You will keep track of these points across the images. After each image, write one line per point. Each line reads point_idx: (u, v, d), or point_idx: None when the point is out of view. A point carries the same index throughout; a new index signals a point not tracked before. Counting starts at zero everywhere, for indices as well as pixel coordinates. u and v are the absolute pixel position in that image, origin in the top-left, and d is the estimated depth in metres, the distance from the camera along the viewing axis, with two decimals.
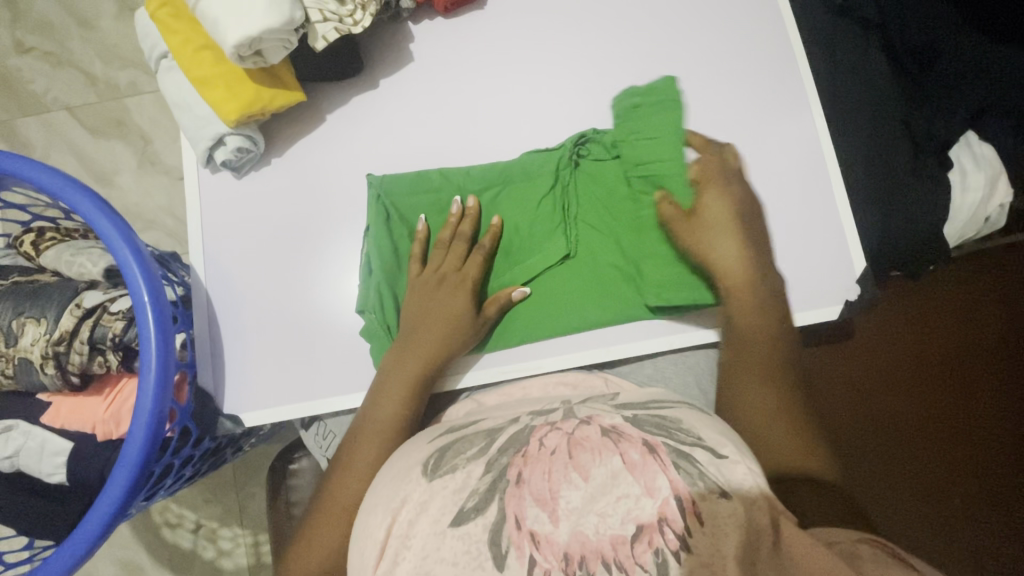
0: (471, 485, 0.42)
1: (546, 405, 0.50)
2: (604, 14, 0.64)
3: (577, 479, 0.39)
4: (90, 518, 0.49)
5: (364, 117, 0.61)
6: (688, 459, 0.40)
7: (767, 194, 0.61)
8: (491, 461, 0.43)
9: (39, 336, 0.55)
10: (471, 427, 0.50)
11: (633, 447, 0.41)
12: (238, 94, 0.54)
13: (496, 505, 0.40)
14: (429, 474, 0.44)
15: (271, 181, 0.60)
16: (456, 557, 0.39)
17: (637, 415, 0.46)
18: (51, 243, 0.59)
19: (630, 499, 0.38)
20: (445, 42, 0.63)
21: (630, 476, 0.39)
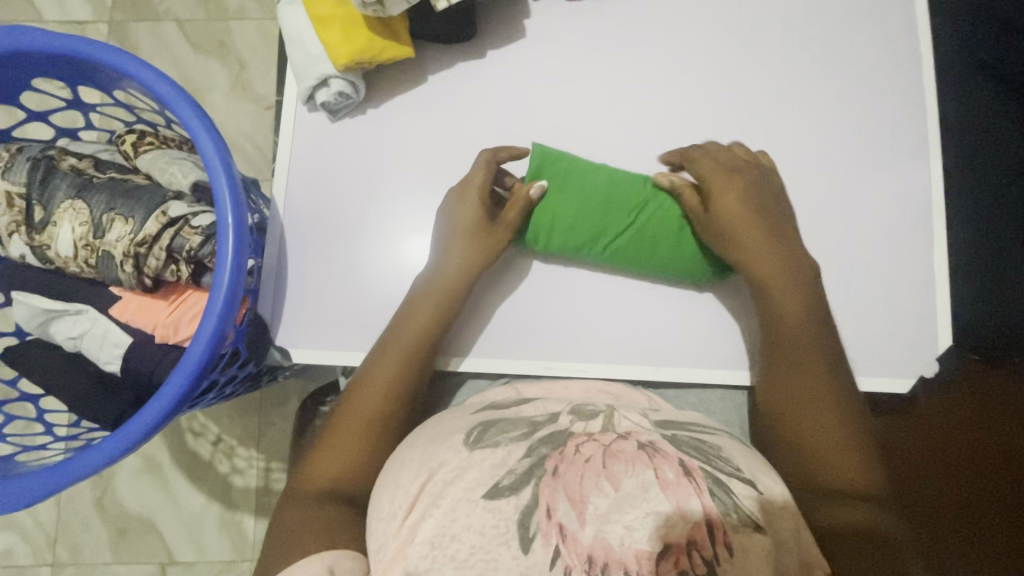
0: (508, 463, 0.45)
1: (588, 406, 0.52)
2: (730, 27, 0.62)
3: (607, 487, 0.42)
4: (141, 416, 0.51)
5: (464, 85, 0.61)
6: (724, 489, 0.43)
7: (861, 244, 0.58)
8: (531, 448, 0.46)
9: (124, 234, 0.57)
10: (511, 410, 0.52)
11: (668, 465, 0.44)
12: (352, 39, 0.54)
13: (531, 488, 0.43)
14: (469, 444, 0.48)
15: (365, 129, 0.60)
16: (484, 527, 0.41)
17: (676, 435, 0.48)
18: (149, 148, 0.62)
19: (660, 516, 0.41)
20: (560, 25, 0.62)
21: (662, 493, 0.42)
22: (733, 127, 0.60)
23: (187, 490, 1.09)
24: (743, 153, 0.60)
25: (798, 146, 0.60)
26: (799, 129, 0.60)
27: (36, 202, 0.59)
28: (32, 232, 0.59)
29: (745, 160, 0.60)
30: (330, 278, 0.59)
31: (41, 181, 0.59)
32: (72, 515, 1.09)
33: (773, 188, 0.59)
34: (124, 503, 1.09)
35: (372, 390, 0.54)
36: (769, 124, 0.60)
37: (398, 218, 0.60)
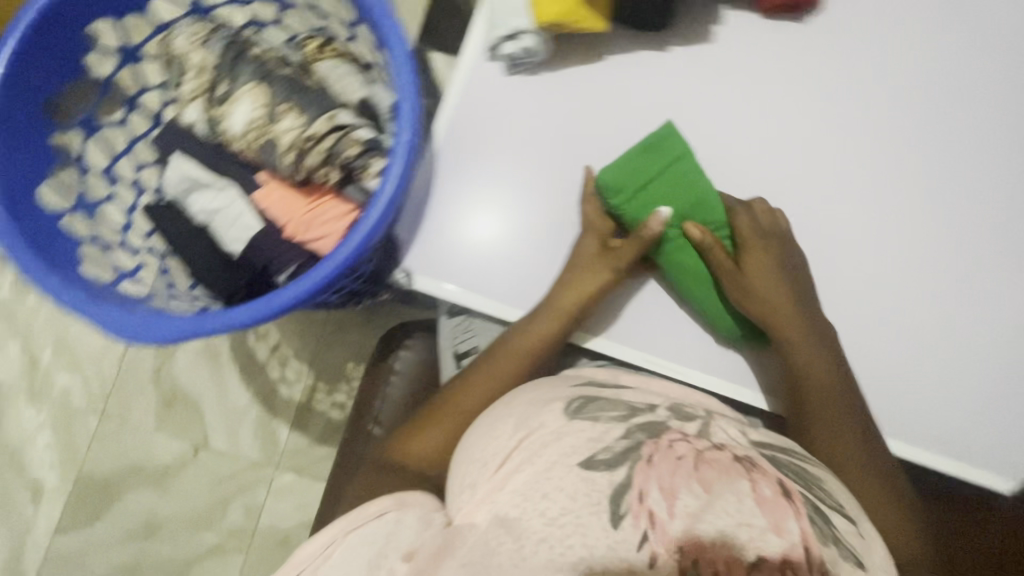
0: (605, 440, 0.46)
1: (685, 404, 0.53)
2: (915, 87, 0.62)
3: (699, 489, 0.42)
4: (276, 298, 0.53)
5: (641, 73, 0.61)
6: (823, 517, 0.44)
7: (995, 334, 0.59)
8: (628, 431, 0.46)
9: (294, 126, 0.61)
10: (610, 390, 0.53)
11: (766, 482, 0.44)
12: (557, 2, 0.55)
13: (626, 469, 0.43)
14: (571, 413, 0.49)
15: (537, 88, 0.62)
16: (576, 493, 0.43)
17: (774, 457, 0.48)
18: (330, 55, 0.65)
19: (754, 528, 0.41)
20: (748, 39, 0.62)
21: (758, 508, 0.42)
22: (887, 189, 0.61)
23: (237, 386, 1.14)
24: (889, 217, 0.60)
25: (944, 225, 0.60)
26: (950, 209, 0.60)
27: (224, 77, 0.63)
28: (212, 103, 0.63)
29: (888, 224, 0.60)
30: (462, 224, 0.61)
31: (232, 59, 0.63)
32: (130, 377, 1.15)
33: (907, 258, 0.60)
34: (178, 380, 1.15)
35: (516, 348, 0.59)
36: (923, 196, 0.61)
37: (537, 183, 0.61)
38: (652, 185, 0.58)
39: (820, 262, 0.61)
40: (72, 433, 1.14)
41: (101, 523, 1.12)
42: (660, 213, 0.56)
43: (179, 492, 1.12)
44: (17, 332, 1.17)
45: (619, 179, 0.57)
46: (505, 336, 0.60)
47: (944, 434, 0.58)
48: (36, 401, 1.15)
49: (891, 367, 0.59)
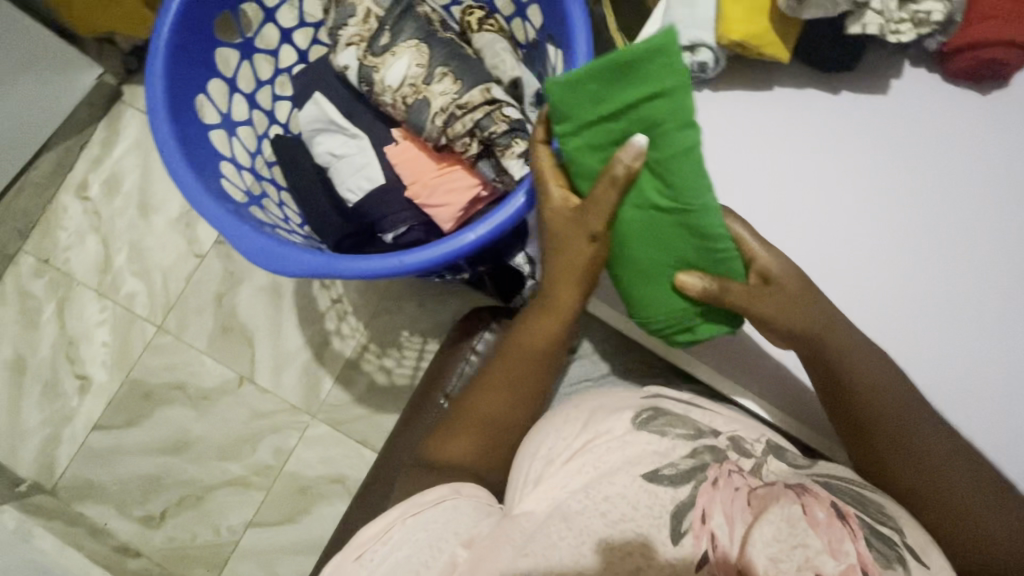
0: (669, 457, 0.49)
1: (754, 437, 0.52)
2: None
3: (748, 518, 0.44)
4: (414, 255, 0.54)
5: (805, 109, 0.59)
6: (882, 541, 0.43)
7: None
8: (693, 451, 0.49)
9: (448, 91, 0.61)
10: (681, 404, 0.54)
11: (820, 506, 0.44)
12: (748, 23, 0.54)
13: (689, 489, 0.47)
14: (638, 424, 0.51)
15: (698, 104, 0.60)
16: (639, 504, 0.46)
17: (833, 483, 0.48)
18: (489, 29, 0.65)
19: (808, 549, 0.41)
20: (925, 98, 0.59)
21: (811, 529, 0.42)
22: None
23: (292, 328, 1.16)
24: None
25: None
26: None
27: (387, 27, 0.63)
28: (369, 51, 0.64)
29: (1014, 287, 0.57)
30: None
31: (401, 13, 0.63)
32: (192, 296, 1.18)
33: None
34: (237, 309, 1.17)
35: (529, 347, 0.57)
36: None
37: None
38: (615, 119, 0.46)
39: (902, 288, 0.57)
40: (127, 335, 1.17)
41: (134, 428, 1.14)
42: (635, 141, 0.45)
43: (214, 417, 1.14)
44: (99, 228, 1.20)
45: (568, 106, 0.47)
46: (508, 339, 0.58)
47: None
48: (101, 297, 1.18)
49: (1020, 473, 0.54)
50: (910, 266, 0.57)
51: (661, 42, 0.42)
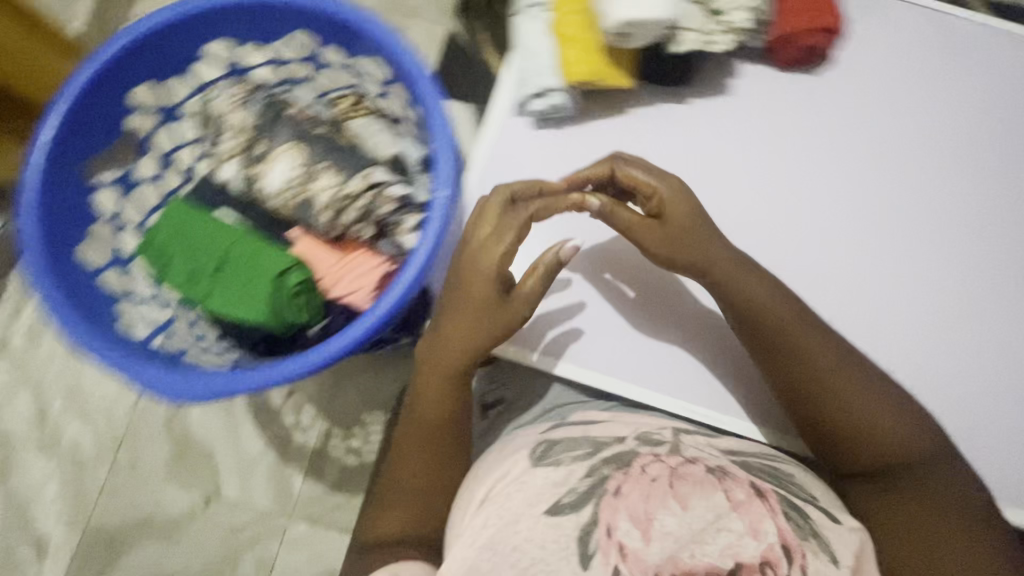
0: (569, 482, 0.50)
1: (655, 435, 0.55)
2: (924, 135, 0.64)
3: (675, 507, 0.47)
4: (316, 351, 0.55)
5: (660, 124, 0.64)
6: (800, 515, 0.49)
7: (1006, 373, 0.60)
8: (592, 469, 0.51)
9: (330, 184, 0.63)
10: (582, 427, 0.56)
11: (738, 487, 0.49)
12: (584, 62, 0.58)
13: (591, 507, 0.48)
14: (535, 459, 0.53)
15: (562, 141, 0.63)
16: (544, 541, 0.47)
17: (747, 460, 0.54)
18: (363, 113, 0.68)
19: (732, 535, 0.46)
20: (766, 91, 0.65)
21: (734, 512, 0.47)
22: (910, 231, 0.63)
23: (248, 432, 1.13)
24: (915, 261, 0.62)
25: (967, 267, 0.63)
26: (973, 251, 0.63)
27: (261, 135, 0.65)
28: (249, 160, 0.65)
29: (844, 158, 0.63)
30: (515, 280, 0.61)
31: (272, 119, 0.66)
32: (141, 425, 1.13)
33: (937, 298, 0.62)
34: (191, 429, 1.13)
35: (428, 422, 0.56)
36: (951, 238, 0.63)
37: None
38: (177, 242, 0.66)
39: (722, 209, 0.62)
40: (80, 484, 1.12)
41: None
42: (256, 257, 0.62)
43: (187, 545, 1.09)
44: (28, 380, 1.15)
45: (152, 254, 0.67)
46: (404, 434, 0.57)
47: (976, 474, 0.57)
48: (44, 455, 1.13)
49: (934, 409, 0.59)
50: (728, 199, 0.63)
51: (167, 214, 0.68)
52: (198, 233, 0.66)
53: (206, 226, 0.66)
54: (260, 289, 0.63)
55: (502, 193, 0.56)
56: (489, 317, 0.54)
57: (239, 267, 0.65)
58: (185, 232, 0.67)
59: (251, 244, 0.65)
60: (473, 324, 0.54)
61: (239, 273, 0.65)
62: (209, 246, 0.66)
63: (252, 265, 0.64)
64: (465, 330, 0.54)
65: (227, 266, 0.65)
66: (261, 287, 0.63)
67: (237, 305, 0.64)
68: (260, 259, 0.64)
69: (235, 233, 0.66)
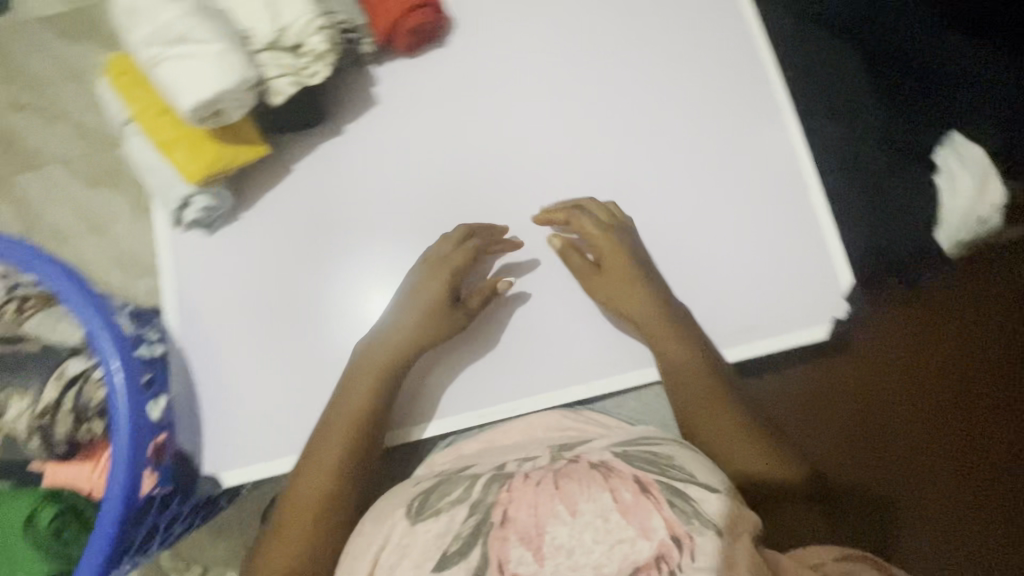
0: (453, 528, 0.51)
1: (531, 453, 0.59)
2: (571, 40, 0.64)
3: (563, 514, 0.49)
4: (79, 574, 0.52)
5: (330, 167, 0.61)
6: (682, 497, 0.49)
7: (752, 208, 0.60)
8: (473, 507, 0.52)
9: (23, 408, 0.56)
10: (463, 470, 0.58)
11: (623, 484, 0.50)
12: (197, 157, 0.53)
13: (479, 549, 0.48)
14: (413, 516, 0.53)
15: (244, 234, 0.60)
16: None
17: (628, 451, 0.56)
18: (35, 310, 0.59)
19: (625, 543, 0.46)
20: (410, 82, 0.63)
21: (622, 518, 0.48)
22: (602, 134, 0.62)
23: None
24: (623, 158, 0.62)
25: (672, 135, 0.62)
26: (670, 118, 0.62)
27: None
28: None
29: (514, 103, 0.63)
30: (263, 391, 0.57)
31: None
32: None
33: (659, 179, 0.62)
34: None
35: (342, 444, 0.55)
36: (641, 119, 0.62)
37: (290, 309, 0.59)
38: None
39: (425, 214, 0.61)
40: None
41: None
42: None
43: None
44: None
45: None
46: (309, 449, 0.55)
47: (757, 320, 0.59)
48: None
49: (703, 279, 0.60)
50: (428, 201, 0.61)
51: None
52: None
53: None
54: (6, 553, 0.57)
55: (462, 227, 0.60)
56: (439, 310, 0.58)
57: None
58: None
59: None
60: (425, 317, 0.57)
61: None
62: None
63: None
64: (378, 368, 0.56)
65: None
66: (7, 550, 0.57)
67: None
68: None
69: None
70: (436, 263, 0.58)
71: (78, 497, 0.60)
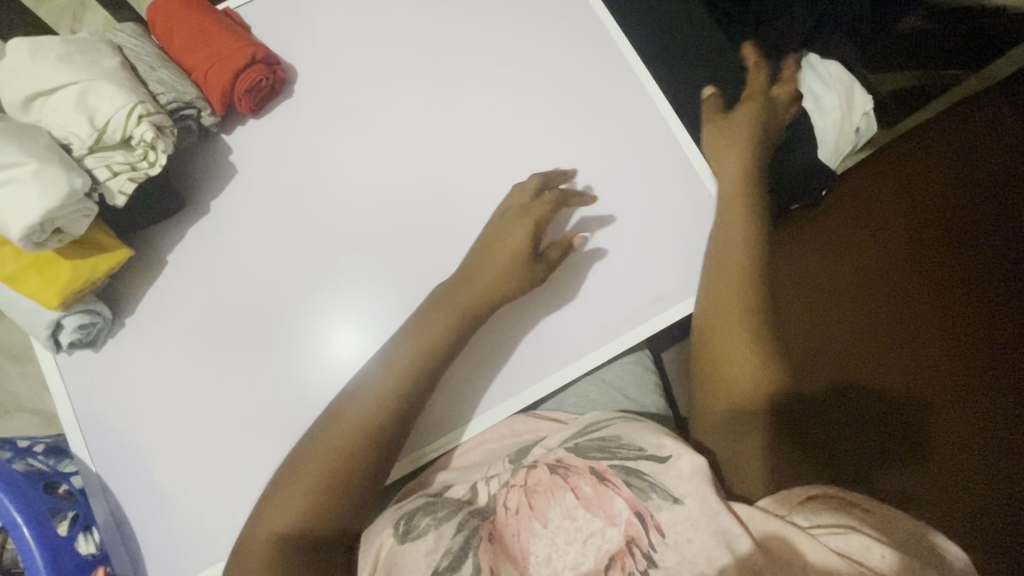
0: (443, 546, 0.50)
1: (495, 466, 0.57)
2: (417, 60, 0.63)
3: (539, 526, 0.49)
4: None
5: (204, 247, 0.59)
6: (637, 475, 0.50)
7: (637, 176, 0.59)
8: (461, 524, 0.51)
9: None
10: (443, 492, 0.56)
11: (583, 480, 0.51)
12: (51, 279, 0.50)
13: (469, 561, 0.48)
14: (401, 538, 0.50)
15: (135, 339, 0.58)
16: None
17: (579, 444, 0.55)
18: None
19: (596, 536, 0.47)
20: (266, 140, 0.61)
21: (589, 512, 0.49)
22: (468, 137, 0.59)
23: None
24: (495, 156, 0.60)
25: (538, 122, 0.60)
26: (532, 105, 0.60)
27: None
28: None
29: (375, 135, 0.61)
30: (191, 496, 0.55)
31: None
32: None
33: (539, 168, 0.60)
34: None
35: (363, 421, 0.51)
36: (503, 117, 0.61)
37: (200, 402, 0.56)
38: None
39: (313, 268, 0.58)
40: None
41: None
42: None
43: None
44: None
45: None
46: (312, 432, 0.52)
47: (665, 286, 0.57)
48: None
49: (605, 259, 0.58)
50: (312, 253, 0.59)
51: None
52: None
53: None
54: None
55: (537, 177, 0.57)
56: (512, 259, 0.55)
57: None
58: None
59: None
60: (489, 257, 0.55)
61: None
62: None
63: None
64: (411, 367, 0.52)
65: None
66: None
67: None
68: None
69: None
70: (516, 212, 0.56)
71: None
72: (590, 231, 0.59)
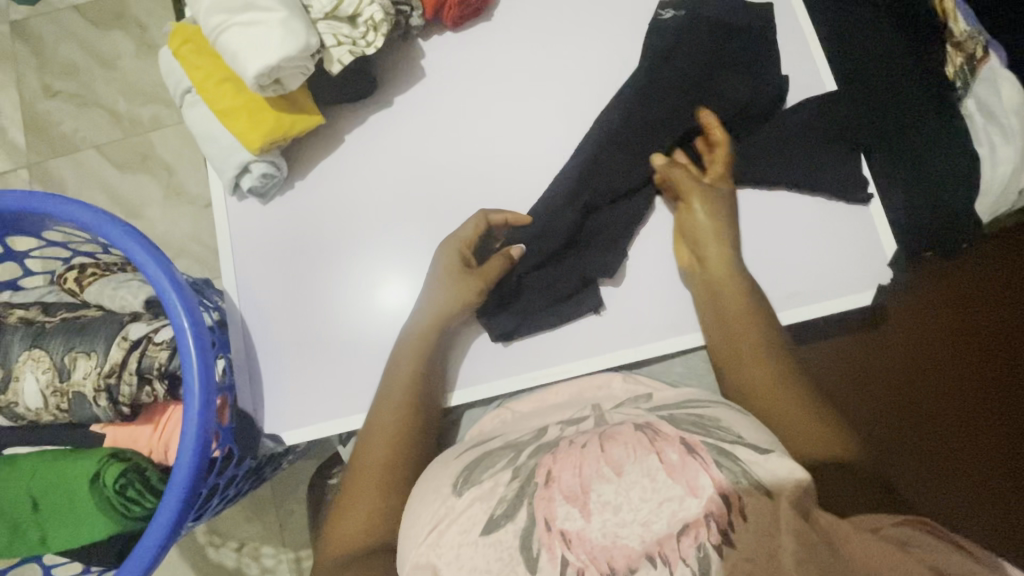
0: (498, 493, 0.42)
1: (575, 413, 0.50)
2: (613, 9, 0.64)
3: (608, 473, 0.38)
4: (144, 542, 0.51)
5: (377, 137, 0.62)
6: (730, 457, 0.39)
7: (803, 167, 0.58)
8: (517, 470, 0.43)
9: (90, 369, 0.58)
10: (495, 441, 0.49)
11: (670, 446, 0.39)
12: (259, 124, 0.55)
13: (524, 510, 0.39)
14: (458, 488, 0.44)
15: (296, 203, 0.62)
16: (489, 565, 0.39)
17: (673, 415, 0.45)
18: (92, 278, 0.63)
19: (673, 501, 0.36)
20: (457, 54, 0.64)
21: (669, 478, 0.37)
22: (636, 86, 0.59)
23: None
24: (666, 104, 0.59)
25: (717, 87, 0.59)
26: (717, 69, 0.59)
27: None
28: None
29: (554, 74, 0.63)
30: (313, 353, 0.60)
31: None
32: None
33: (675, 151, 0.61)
34: None
35: (382, 430, 0.54)
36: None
37: (340, 278, 0.61)
38: (12, 488, 0.59)
39: (472, 186, 0.62)
40: None
41: None
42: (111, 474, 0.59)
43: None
44: None
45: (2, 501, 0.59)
46: (361, 435, 0.55)
47: (800, 287, 0.58)
48: None
49: (749, 246, 0.59)
50: (473, 171, 0.62)
51: (13, 465, 0.60)
52: (14, 483, 0.60)
53: (33, 472, 0.60)
54: (94, 508, 0.58)
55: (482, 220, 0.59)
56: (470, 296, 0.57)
57: (62, 497, 0.59)
58: (15, 480, 0.60)
59: (75, 466, 0.59)
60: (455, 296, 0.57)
61: (69, 499, 0.59)
62: (33, 491, 0.59)
63: (70, 488, 0.59)
64: (407, 382, 0.55)
65: (55, 497, 0.59)
66: (98, 510, 0.58)
67: (80, 529, 0.58)
68: (84, 481, 0.58)
69: (56, 466, 0.60)
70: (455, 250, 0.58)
71: (142, 461, 0.61)
72: (740, 210, 0.60)
